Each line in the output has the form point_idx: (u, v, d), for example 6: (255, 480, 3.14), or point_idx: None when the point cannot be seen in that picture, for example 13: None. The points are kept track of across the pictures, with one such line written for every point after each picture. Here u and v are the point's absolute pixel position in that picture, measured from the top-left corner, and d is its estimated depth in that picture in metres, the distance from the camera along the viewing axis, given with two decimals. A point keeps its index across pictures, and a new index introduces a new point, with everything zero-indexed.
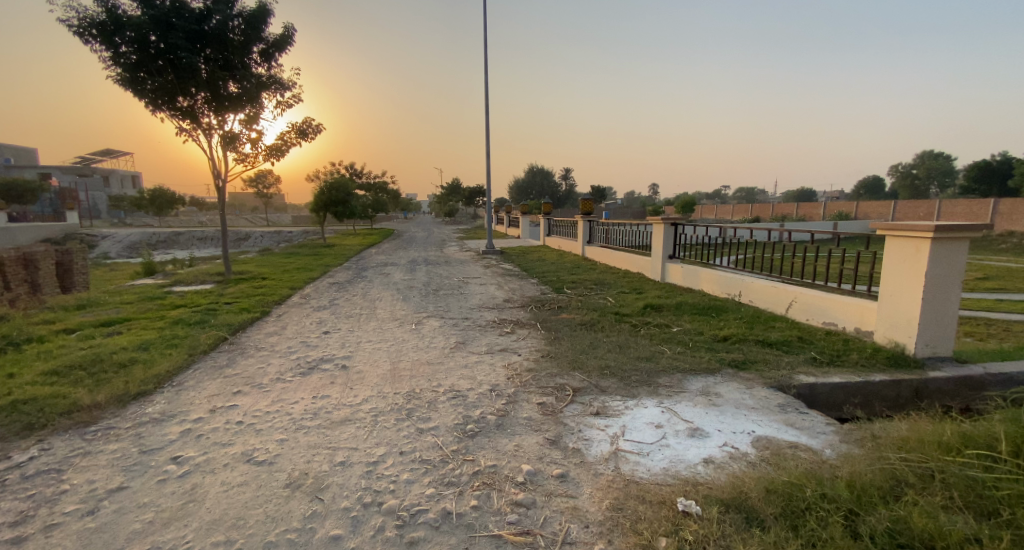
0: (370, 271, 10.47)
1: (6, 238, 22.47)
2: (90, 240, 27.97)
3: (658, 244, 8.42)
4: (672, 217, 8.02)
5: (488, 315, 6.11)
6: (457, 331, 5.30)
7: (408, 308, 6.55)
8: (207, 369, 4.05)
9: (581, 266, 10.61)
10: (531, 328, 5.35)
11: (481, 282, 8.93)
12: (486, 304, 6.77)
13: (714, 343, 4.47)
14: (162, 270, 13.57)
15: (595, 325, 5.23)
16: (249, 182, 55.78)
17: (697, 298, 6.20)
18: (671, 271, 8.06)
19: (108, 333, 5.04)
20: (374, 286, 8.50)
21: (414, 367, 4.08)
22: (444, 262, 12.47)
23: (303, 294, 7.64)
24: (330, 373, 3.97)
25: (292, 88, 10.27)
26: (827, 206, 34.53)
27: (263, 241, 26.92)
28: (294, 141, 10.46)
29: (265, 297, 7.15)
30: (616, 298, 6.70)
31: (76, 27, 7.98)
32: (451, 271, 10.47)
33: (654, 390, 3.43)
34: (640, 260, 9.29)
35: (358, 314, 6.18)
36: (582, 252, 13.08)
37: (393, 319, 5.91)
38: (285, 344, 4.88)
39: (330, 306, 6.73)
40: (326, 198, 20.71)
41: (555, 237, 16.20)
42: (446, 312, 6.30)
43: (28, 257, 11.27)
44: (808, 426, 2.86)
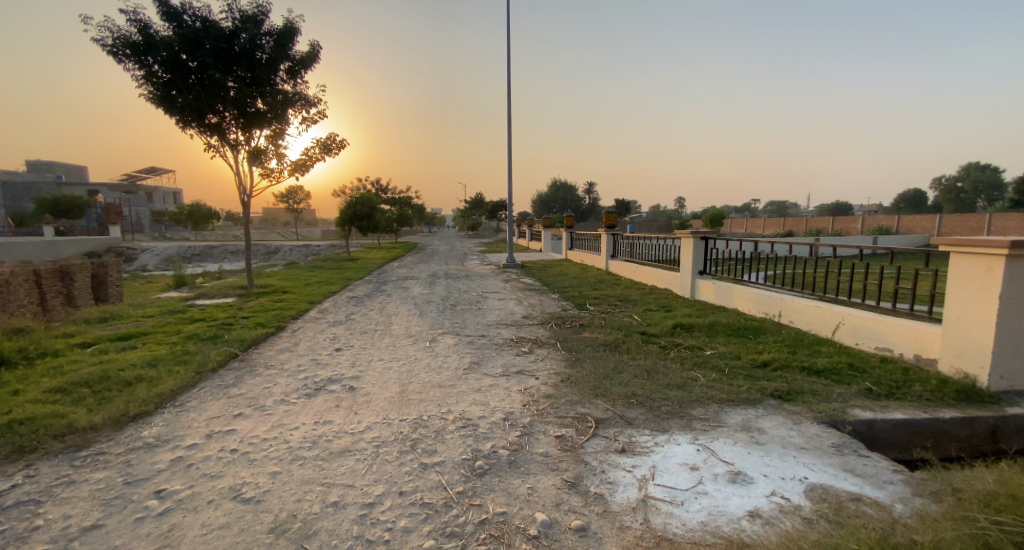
0: (389, 285, 10.36)
1: (51, 251, 23.54)
2: (129, 253, 29.09)
3: (687, 259, 8.01)
4: (702, 231, 7.62)
5: (506, 333, 5.83)
6: (472, 350, 5.03)
7: (424, 325, 6.34)
8: (212, 389, 3.89)
9: (604, 281, 10.25)
10: (551, 348, 5.03)
11: (501, 297, 8.67)
12: (505, 321, 6.49)
13: (753, 369, 4.06)
14: (190, 282, 13.86)
15: (620, 345, 4.89)
16: (281, 198, 57.48)
17: (731, 318, 5.78)
18: (701, 288, 7.64)
19: (122, 348, 4.98)
20: (392, 301, 8.34)
21: (424, 390, 3.82)
22: (465, 276, 12.30)
23: (321, 308, 7.54)
24: (336, 395, 3.75)
25: (317, 104, 10.36)
26: (864, 220, 33.12)
27: (291, 255, 27.48)
28: (318, 156, 10.53)
29: (282, 312, 7.06)
30: (643, 316, 6.32)
31: (110, 47, 8.23)
32: (471, 285, 10.28)
33: (687, 423, 3.06)
34: (667, 276, 8.88)
35: (372, 330, 5.99)
36: (605, 266, 12.71)
37: (408, 336, 5.69)
38: (295, 362, 4.71)
39: (345, 321, 6.57)
40: (350, 212, 20.98)
41: (579, 251, 15.87)
42: (463, 329, 6.07)
43: (65, 269, 11.63)
44: (871, 473, 2.46)
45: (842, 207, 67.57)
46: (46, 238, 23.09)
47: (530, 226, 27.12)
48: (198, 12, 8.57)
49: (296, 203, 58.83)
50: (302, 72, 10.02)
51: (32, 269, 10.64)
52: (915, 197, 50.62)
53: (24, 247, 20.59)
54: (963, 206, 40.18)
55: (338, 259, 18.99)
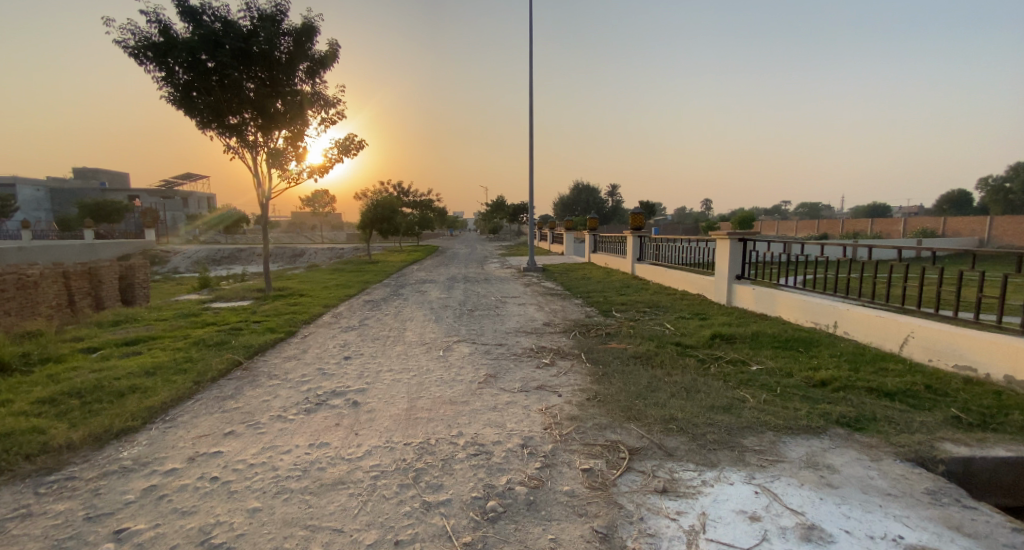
0: (407, 289, 10.07)
1: (88, 253, 24.31)
2: (161, 256, 29.88)
3: (722, 263, 7.46)
4: (739, 232, 7.09)
5: (526, 342, 5.41)
6: (489, 361, 4.62)
7: (439, 331, 5.97)
8: (206, 403, 3.60)
9: (631, 285, 9.72)
10: (575, 360, 4.59)
11: (521, 302, 8.25)
12: (525, 328, 6.07)
13: (810, 390, 3.53)
14: (213, 284, 13.91)
15: (652, 358, 4.41)
16: (308, 202, 58.66)
17: (776, 328, 5.23)
18: (739, 294, 7.08)
19: (126, 354, 4.78)
20: (408, 305, 8.03)
21: (433, 407, 3.43)
22: (485, 279, 11.93)
23: (335, 312, 7.28)
24: (337, 411, 3.40)
25: (337, 104, 10.17)
26: (906, 222, 31.42)
27: (315, 258, 27.74)
28: (337, 157, 10.34)
29: (295, 316, 6.82)
30: (676, 325, 5.81)
31: (131, 49, 8.17)
32: (491, 289, 9.90)
33: (740, 457, 2.58)
34: (700, 280, 8.32)
35: (385, 337, 5.66)
36: (632, 270, 12.15)
37: (421, 343, 5.33)
38: (300, 372, 4.40)
39: (358, 327, 6.27)
40: (372, 214, 20.95)
41: (603, 254, 15.34)
42: (480, 336, 5.68)
43: (93, 272, 11.75)
44: (987, 534, 1.94)
45: (879, 209, 65.01)
46: (85, 241, 23.91)
47: (552, 228, 26.63)
48: (218, 13, 8.45)
49: (321, 206, 59.72)
50: (322, 72, 9.82)
51: (62, 270, 10.79)
52: (960, 198, 48.06)
53: (63, 250, 21.29)
54: (1015, 207, 37.80)
55: (359, 262, 18.91)
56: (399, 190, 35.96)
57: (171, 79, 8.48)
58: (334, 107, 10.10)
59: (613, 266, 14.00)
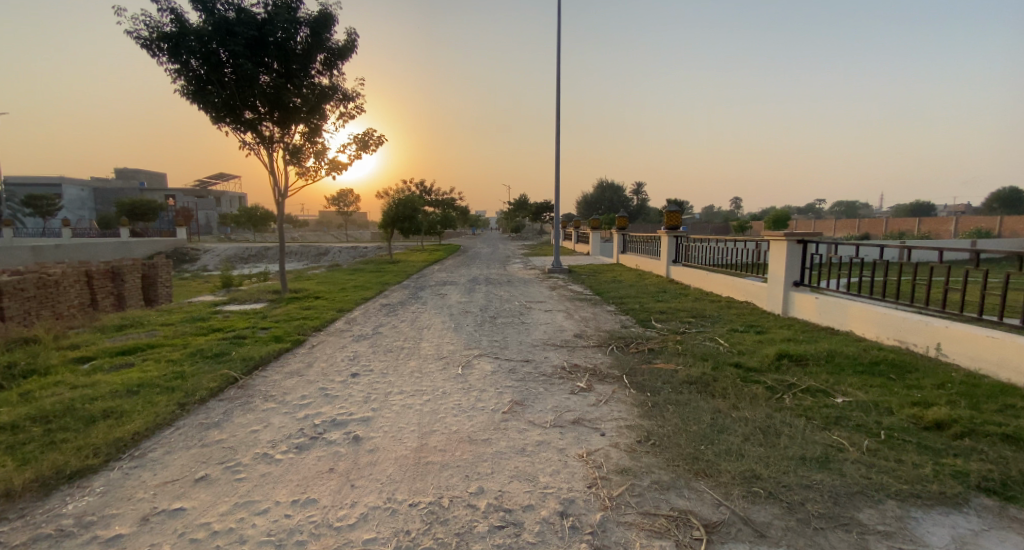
0: (427, 292, 9.56)
1: (122, 250, 24.81)
2: (191, 253, 30.29)
3: (779, 268, 6.71)
4: (799, 233, 6.33)
5: (556, 358, 4.75)
6: (515, 382, 3.98)
7: (459, 343, 5.36)
8: (186, 434, 3.06)
9: (667, 290, 8.95)
10: (616, 384, 3.92)
11: (549, 308, 7.58)
12: (555, 341, 5.40)
13: (923, 437, 2.82)
14: (233, 284, 13.68)
15: (709, 386, 3.72)
16: (334, 201, 59.38)
17: (852, 350, 4.48)
18: (796, 303, 6.33)
19: (118, 366, 4.31)
20: (427, 311, 7.46)
21: (449, 446, 2.82)
22: (508, 281, 11.34)
23: (349, 318, 6.76)
24: (333, 448, 2.83)
25: (355, 98, 9.71)
26: (958, 220, 29.39)
27: (338, 257, 27.72)
28: (355, 153, 9.89)
29: (307, 322, 6.32)
30: (730, 341, 5.11)
31: (143, 40, 7.80)
32: (515, 293, 9.29)
33: (862, 544, 1.94)
34: (749, 287, 7.52)
35: (399, 350, 5.09)
36: (665, 272, 11.35)
37: (438, 358, 4.73)
38: (300, 393, 3.85)
39: (371, 336, 5.71)
40: (393, 213, 20.61)
41: (632, 255, 14.56)
42: (504, 350, 5.06)
43: (116, 270, 11.50)
44: None
45: (924, 209, 61.83)
46: (118, 239, 24.36)
47: (577, 228, 25.79)
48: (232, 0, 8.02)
49: (346, 206, 60.11)
50: (340, 64, 9.35)
51: (84, 270, 10.58)
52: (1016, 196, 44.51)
53: (97, 248, 21.70)
54: None
55: (380, 261, 18.52)
56: (422, 189, 35.62)
57: (185, 72, 8.07)
58: (352, 101, 9.65)
59: (644, 268, 13.18)
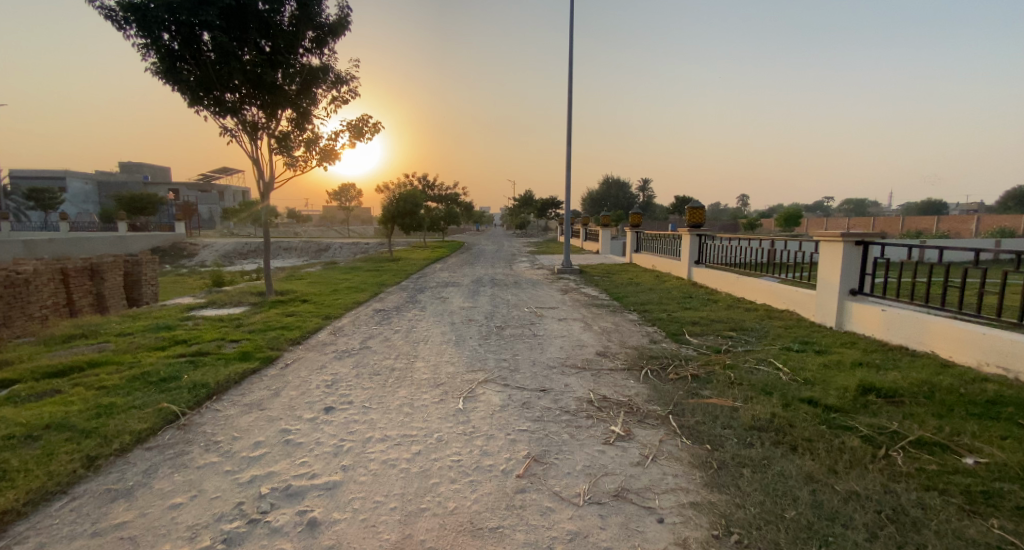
0: (426, 295, 8.70)
1: (117, 245, 24.05)
2: (189, 248, 29.51)
3: (831, 273, 5.87)
4: (860, 233, 5.53)
5: (580, 386, 3.85)
6: (531, 425, 3.11)
7: (460, 364, 4.47)
8: (79, 510, 2.19)
9: (693, 296, 8.05)
10: (662, 431, 3.04)
11: (563, 317, 6.67)
12: (575, 362, 4.50)
13: None
14: (222, 282, 12.79)
15: (789, 439, 2.85)
16: (337, 196, 58.61)
17: (948, 383, 3.62)
18: (854, 313, 5.52)
19: (35, 395, 3.41)
20: (426, 319, 6.56)
21: (442, 544, 1.96)
22: (515, 283, 10.47)
23: (335, 328, 5.88)
24: (275, 543, 1.98)
25: (349, 82, 8.82)
26: (979, 218, 28.31)
27: (339, 254, 26.93)
28: (349, 142, 9.02)
29: (285, 333, 5.42)
30: (792, 366, 4.24)
31: (106, 10, 6.83)
32: (523, 297, 8.40)
33: None
34: (792, 295, 6.67)
35: (388, 372, 4.22)
36: (686, 274, 10.45)
37: (434, 386, 3.84)
38: (256, 437, 2.97)
39: (356, 353, 4.81)
40: (394, 209, 19.73)
41: (647, 254, 13.64)
42: (515, 373, 4.19)
43: (95, 266, 10.51)
44: None
45: (935, 206, 60.41)
46: (112, 234, 23.59)
47: (585, 224, 24.82)
48: None
49: (347, 200, 59.09)
50: (331, 42, 8.44)
51: (58, 267, 9.63)
52: None
53: (89, 243, 20.89)
54: None
55: (380, 259, 17.63)
56: (425, 184, 34.55)
57: (153, 44, 7.08)
58: (346, 84, 8.76)
59: (661, 269, 12.24)
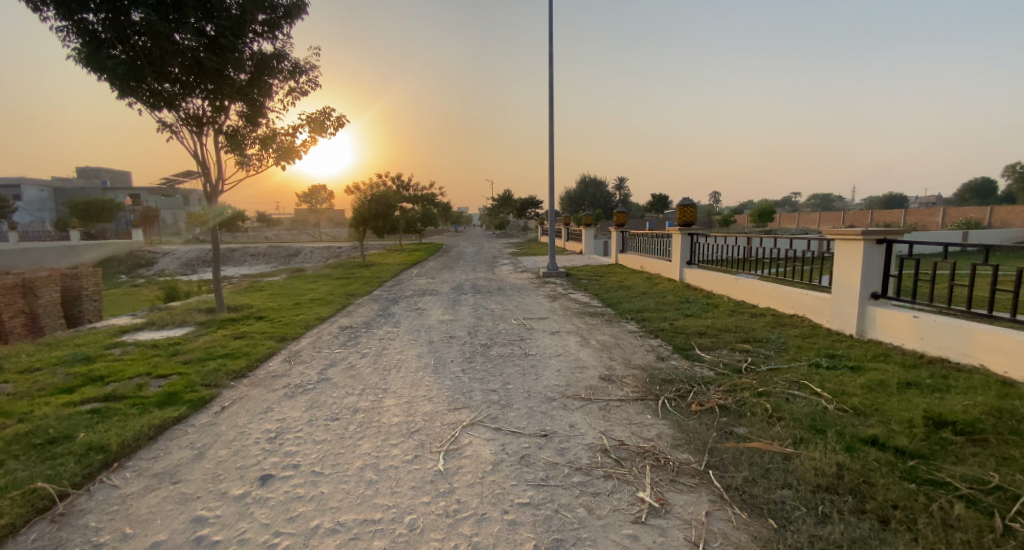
0: (400, 306, 7.86)
1: (65, 255, 22.29)
2: (148, 256, 27.73)
3: (849, 275, 5.33)
4: (883, 230, 5.00)
5: (588, 427, 3.13)
6: (534, 495, 2.37)
7: (439, 399, 3.69)
8: None
9: (691, 300, 7.45)
10: (706, 498, 2.35)
11: (555, 329, 5.95)
12: (579, 392, 3.77)
13: None
14: (174, 295, 11.58)
15: (876, 509, 2.20)
16: (309, 198, 56.89)
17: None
18: (878, 319, 4.98)
19: None
20: (400, 337, 5.74)
21: None
22: (497, 289, 9.73)
23: (291, 353, 5.00)
24: None
25: (308, 71, 7.92)
26: (943, 210, 28.93)
27: (311, 260, 25.68)
28: (310, 138, 8.12)
29: (228, 363, 4.52)
30: (831, 389, 3.63)
31: None
32: (508, 307, 7.64)
33: None
34: (802, 298, 6.11)
35: (350, 415, 3.40)
36: (678, 275, 9.89)
37: (407, 435, 3.06)
38: (154, 532, 2.15)
39: (313, 389, 3.97)
40: (367, 210, 18.70)
41: (633, 255, 13.09)
42: (508, 410, 3.44)
43: (25, 285, 9.08)
44: None
45: (897, 201, 62.36)
46: (60, 243, 21.84)
47: (566, 224, 24.23)
48: None
49: (318, 203, 57.31)
50: (287, 25, 7.47)
51: None
52: (981, 187, 45.17)
53: (30, 252, 19.18)
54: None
55: (352, 264, 16.59)
56: (399, 184, 33.34)
57: (67, 23, 5.98)
58: (305, 74, 7.86)
59: (649, 270, 11.69)
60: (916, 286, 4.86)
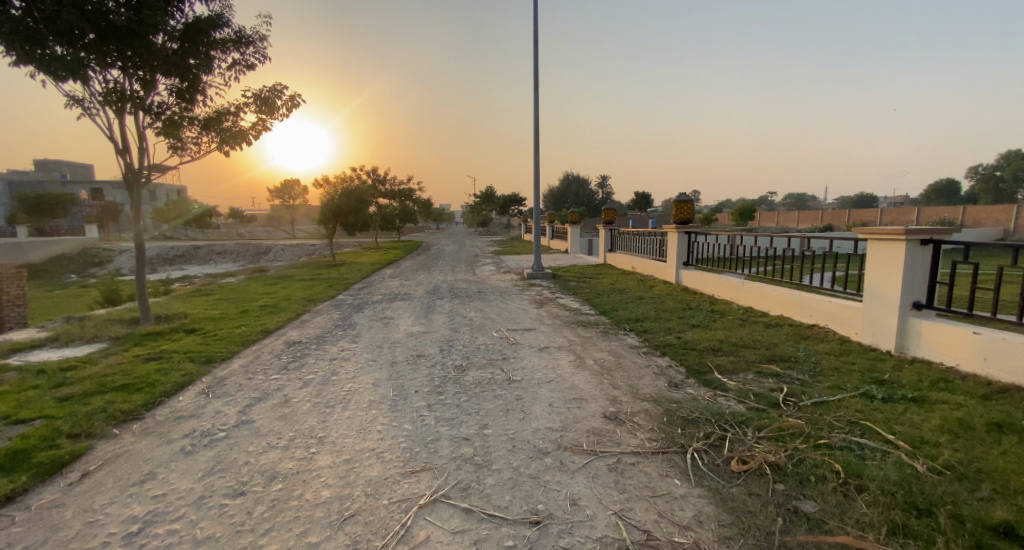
0: (363, 315, 6.83)
1: (6, 252, 20.49)
2: (103, 253, 25.88)
3: (885, 281, 4.52)
4: (930, 229, 4.21)
5: (597, 508, 2.21)
6: None
7: (392, 454, 2.74)
8: None
9: (694, 308, 6.62)
10: None
11: (543, 345, 5.03)
12: (578, 441, 2.85)
13: None
14: (111, 299, 10.27)
15: None
16: (282, 194, 54.96)
17: None
18: (923, 334, 4.19)
19: None
20: (356, 356, 4.76)
21: None
22: (476, 293, 8.76)
23: (211, 383, 3.96)
24: None
25: (256, 42, 6.86)
26: (919, 209, 29.09)
27: (280, 259, 24.32)
28: (258, 119, 7.02)
29: (120, 399, 3.48)
30: (905, 436, 2.74)
31: None
32: (487, 315, 6.69)
33: None
34: (825, 307, 5.32)
35: (260, 488, 2.42)
36: (674, 278, 9.07)
37: (336, 526, 2.11)
38: None
39: (224, 439, 2.97)
40: (337, 205, 17.50)
41: (623, 255, 12.26)
42: (483, 474, 2.51)
43: None
44: None
45: (869, 200, 63.48)
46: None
47: (550, 221, 23.41)
48: None
49: (292, 197, 55.30)
50: None
51: None
52: (949, 188, 46.08)
53: None
54: (1005, 198, 36.78)
55: (321, 263, 15.39)
56: (376, 178, 31.97)
57: None
58: (251, 45, 6.77)
59: (642, 271, 10.86)
60: (969, 297, 3.91)
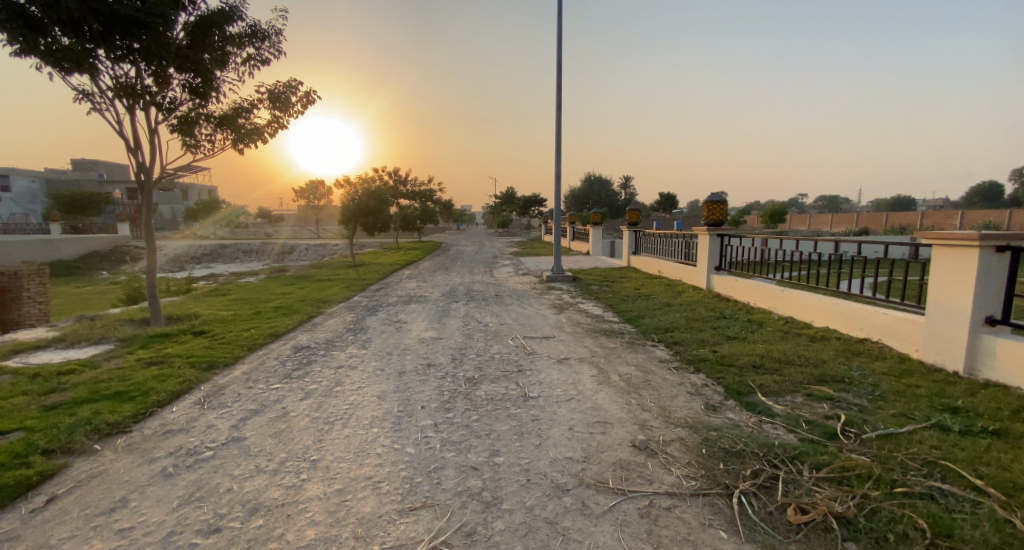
0: (376, 318, 6.56)
1: (42, 249, 21.12)
2: (134, 251, 26.54)
3: (953, 293, 3.99)
4: (1008, 234, 3.68)
5: None
6: None
7: (390, 485, 2.41)
8: None
9: (727, 317, 6.13)
10: None
11: (563, 356, 4.65)
12: (603, 476, 2.46)
13: None
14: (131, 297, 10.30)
15: None
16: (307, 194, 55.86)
17: None
18: (999, 354, 3.66)
19: None
20: (363, 364, 4.47)
21: None
22: (494, 296, 8.42)
23: (208, 391, 3.71)
24: None
25: (271, 36, 6.69)
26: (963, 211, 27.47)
27: (302, 258, 24.52)
28: (272, 116, 6.85)
29: (110, 409, 3.25)
30: (1000, 483, 2.27)
31: None
32: (504, 320, 6.34)
33: None
34: (878, 319, 4.79)
35: (237, 523, 2.12)
36: (704, 283, 8.55)
37: None
38: None
39: (210, 459, 2.70)
40: (358, 205, 17.44)
41: (648, 258, 11.75)
42: (492, 515, 2.15)
43: None
44: None
45: (905, 202, 60.89)
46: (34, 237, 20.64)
47: (572, 222, 22.97)
48: None
49: (317, 197, 56.14)
50: None
51: None
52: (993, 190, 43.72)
53: None
54: None
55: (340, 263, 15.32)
56: (398, 178, 32.04)
57: None
58: (266, 39, 6.61)
59: (669, 275, 10.34)
60: None
